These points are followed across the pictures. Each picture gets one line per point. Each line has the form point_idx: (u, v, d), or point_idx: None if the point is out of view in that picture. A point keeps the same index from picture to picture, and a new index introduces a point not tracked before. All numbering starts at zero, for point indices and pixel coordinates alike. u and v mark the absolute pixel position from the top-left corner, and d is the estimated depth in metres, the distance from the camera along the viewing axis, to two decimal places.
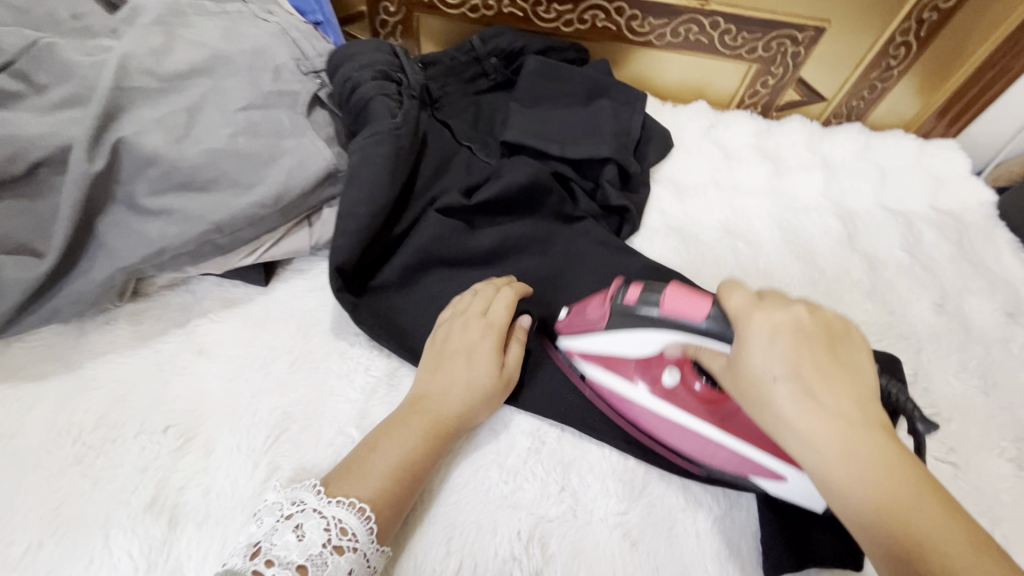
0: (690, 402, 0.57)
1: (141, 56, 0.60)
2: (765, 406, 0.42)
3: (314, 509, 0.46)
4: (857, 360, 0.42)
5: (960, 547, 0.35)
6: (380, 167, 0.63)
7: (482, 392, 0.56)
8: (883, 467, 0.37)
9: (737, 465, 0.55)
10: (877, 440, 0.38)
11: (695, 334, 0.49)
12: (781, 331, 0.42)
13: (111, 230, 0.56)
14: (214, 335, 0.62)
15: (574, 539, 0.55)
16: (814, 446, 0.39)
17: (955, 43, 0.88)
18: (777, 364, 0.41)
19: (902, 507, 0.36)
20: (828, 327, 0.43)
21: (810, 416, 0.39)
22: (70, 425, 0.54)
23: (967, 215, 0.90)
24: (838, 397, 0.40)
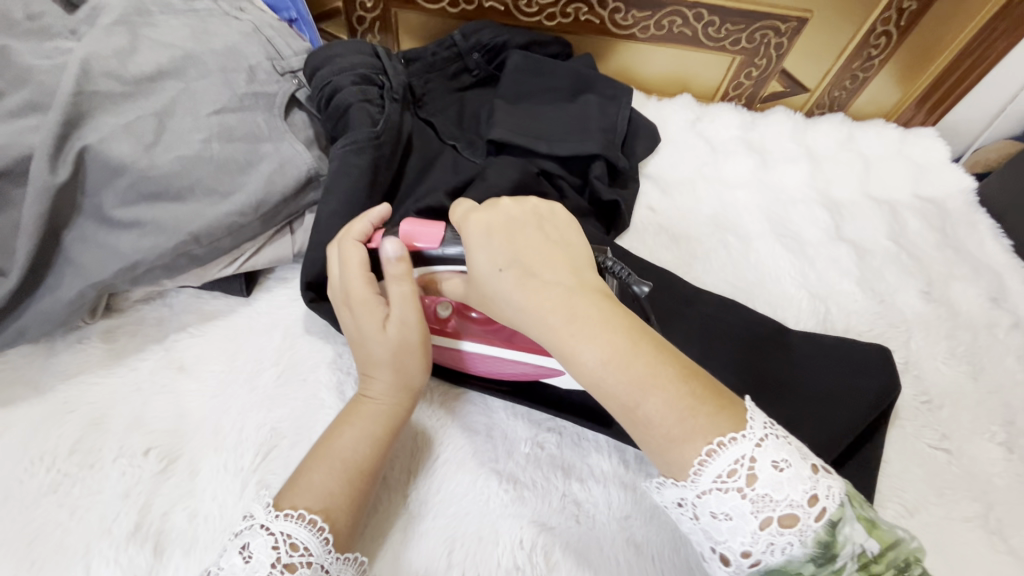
0: (475, 329, 0.58)
1: (104, 58, 0.56)
2: (494, 293, 0.45)
3: (261, 524, 0.43)
4: (554, 230, 0.49)
5: (673, 384, 0.39)
6: (360, 177, 0.60)
7: (393, 367, 0.51)
8: (607, 322, 0.41)
9: (527, 373, 0.58)
10: (598, 299, 0.43)
11: (445, 260, 0.54)
12: (492, 228, 0.47)
13: (79, 245, 0.53)
14: (194, 350, 0.59)
15: (579, 546, 0.53)
16: (545, 315, 0.42)
17: (934, 31, 0.89)
18: (501, 255, 0.45)
19: (622, 355, 0.40)
20: (536, 215, 0.49)
21: (540, 288, 0.43)
22: (42, 453, 0.51)
23: (949, 202, 0.91)
24: (557, 271, 0.44)
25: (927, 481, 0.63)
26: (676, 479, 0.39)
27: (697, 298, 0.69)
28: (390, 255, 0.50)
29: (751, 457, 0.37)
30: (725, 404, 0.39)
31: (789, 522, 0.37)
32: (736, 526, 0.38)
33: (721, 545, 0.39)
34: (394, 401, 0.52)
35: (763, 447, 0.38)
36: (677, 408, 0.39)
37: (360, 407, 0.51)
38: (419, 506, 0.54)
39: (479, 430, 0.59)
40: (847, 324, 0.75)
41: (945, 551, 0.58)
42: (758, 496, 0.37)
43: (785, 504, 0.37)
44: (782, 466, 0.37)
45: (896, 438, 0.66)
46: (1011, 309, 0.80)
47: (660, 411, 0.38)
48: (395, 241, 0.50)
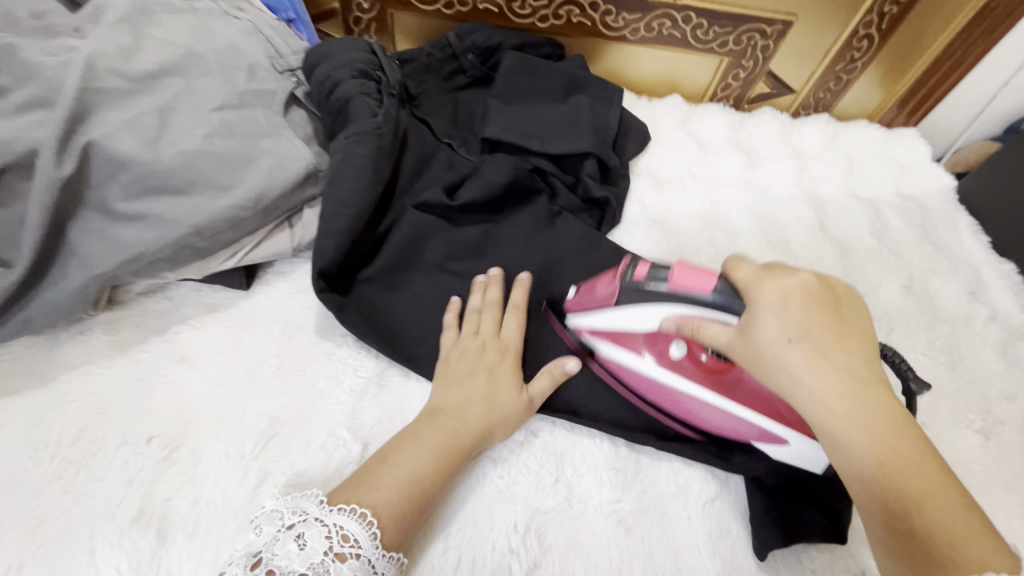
0: (693, 373, 0.58)
1: (107, 55, 0.58)
2: (777, 366, 0.44)
3: (315, 518, 0.46)
4: (857, 318, 0.45)
5: (961, 508, 0.38)
6: (363, 167, 0.62)
7: (496, 419, 0.56)
8: (893, 428, 0.40)
9: (744, 432, 0.58)
10: (885, 402, 0.41)
11: (702, 307, 0.50)
12: (791, 299, 0.44)
13: (82, 237, 0.54)
14: (195, 342, 0.60)
15: (570, 529, 0.55)
16: (831, 402, 0.42)
17: (914, 34, 0.92)
18: (791, 327, 0.43)
19: (894, 461, 0.40)
20: (835, 295, 0.45)
21: (825, 374, 0.42)
22: (47, 440, 0.52)
23: (929, 200, 0.94)
24: (848, 356, 0.43)
25: None
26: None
27: None
28: (571, 369, 0.60)
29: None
30: (1001, 542, 0.37)
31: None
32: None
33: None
34: (474, 433, 0.54)
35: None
36: (957, 527, 0.38)
37: (440, 419, 0.54)
38: None
39: None
40: None
41: None
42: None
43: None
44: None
45: None
46: (988, 303, 0.83)
47: (939, 523, 0.38)
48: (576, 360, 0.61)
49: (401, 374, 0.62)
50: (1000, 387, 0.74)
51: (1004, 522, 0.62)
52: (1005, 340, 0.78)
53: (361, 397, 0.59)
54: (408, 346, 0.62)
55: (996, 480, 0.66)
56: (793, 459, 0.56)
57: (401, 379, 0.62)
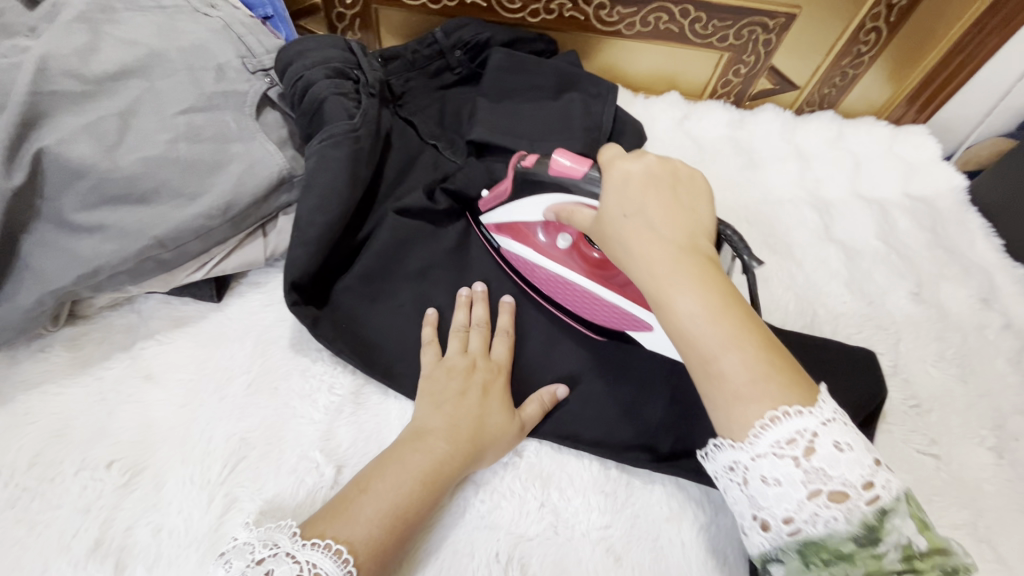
0: (582, 264, 0.60)
1: (64, 56, 0.54)
2: (614, 237, 0.46)
3: (286, 553, 0.42)
4: (690, 196, 0.47)
5: (757, 349, 0.39)
6: (337, 172, 0.59)
7: (484, 440, 0.52)
8: (708, 282, 0.41)
9: (616, 320, 0.60)
10: (701, 262, 0.42)
11: (573, 193, 0.53)
12: (631, 178, 0.47)
13: (37, 250, 0.51)
14: (162, 358, 0.57)
15: (555, 558, 0.52)
16: (651, 263, 0.42)
17: (924, 27, 0.87)
18: (629, 204, 0.46)
19: (708, 311, 0.40)
20: (675, 176, 0.48)
21: (655, 240, 0.43)
22: (1, 466, 0.50)
23: (939, 201, 0.90)
24: (675, 228, 0.44)
25: (914, 487, 0.61)
26: (735, 441, 0.39)
27: None
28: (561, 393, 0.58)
29: (814, 431, 0.37)
30: (799, 384, 0.38)
31: (838, 498, 0.36)
32: (783, 494, 0.37)
33: (763, 512, 0.38)
34: (459, 458, 0.50)
35: (829, 429, 0.37)
36: (755, 368, 0.38)
37: (423, 442, 0.50)
38: None
39: None
40: (835, 326, 0.74)
41: None
42: (811, 467, 0.37)
43: (839, 480, 0.36)
44: (841, 447, 0.37)
45: (883, 443, 0.64)
46: (1001, 310, 0.79)
47: (739, 370, 0.38)
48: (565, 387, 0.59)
49: (379, 391, 0.59)
50: (1014, 400, 0.70)
51: (1020, 548, 0.59)
52: (1019, 351, 0.74)
53: (336, 416, 0.56)
54: (387, 362, 0.59)
55: (1011, 502, 0.62)
56: (661, 348, 0.58)
57: (379, 396, 0.58)
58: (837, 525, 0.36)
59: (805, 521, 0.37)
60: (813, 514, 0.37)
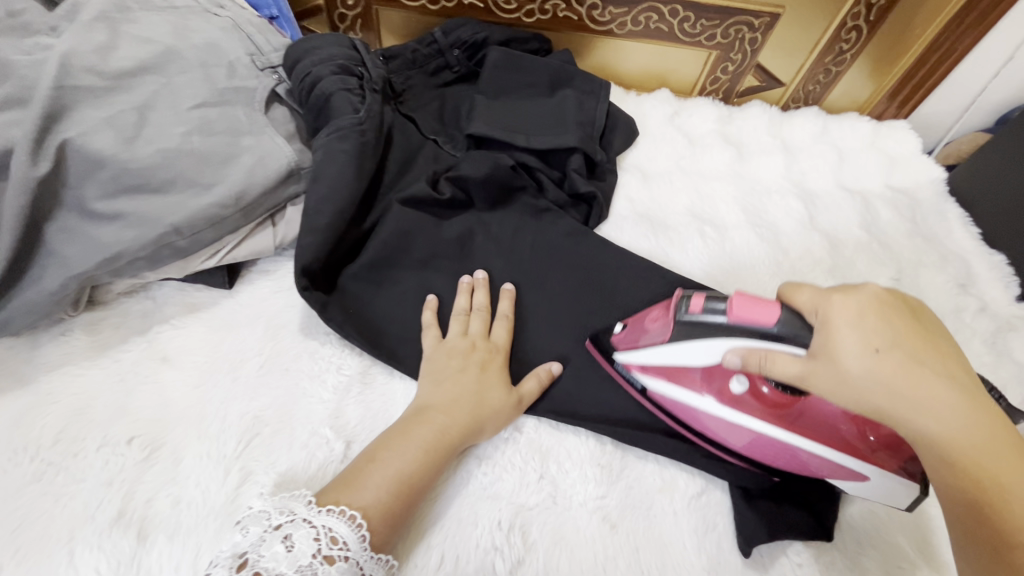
0: (763, 412, 0.54)
1: (84, 53, 0.57)
2: (864, 386, 0.42)
3: (303, 518, 0.44)
4: (929, 323, 0.44)
5: None
6: (344, 164, 0.62)
7: (484, 413, 0.55)
8: (994, 441, 0.39)
9: (821, 469, 0.54)
10: (984, 425, 0.40)
11: (768, 336, 0.47)
12: (866, 307, 0.43)
13: (60, 237, 0.54)
14: (177, 341, 0.60)
15: (555, 525, 0.55)
16: (963, 429, 0.40)
17: (903, 26, 0.91)
18: (877, 337, 0.41)
19: (972, 440, 0.39)
20: (905, 300, 0.44)
21: (933, 386, 0.40)
22: (27, 442, 0.52)
23: (919, 192, 0.94)
24: (939, 366, 0.41)
25: None
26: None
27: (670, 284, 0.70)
28: (556, 368, 0.61)
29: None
30: None
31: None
32: None
33: None
34: (463, 433, 0.53)
35: None
36: None
37: (427, 417, 0.53)
38: None
39: None
40: None
41: None
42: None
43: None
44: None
45: None
46: (977, 295, 0.82)
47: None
48: (559, 364, 0.62)
49: (385, 371, 0.62)
50: (988, 378, 0.74)
51: None
52: (994, 333, 0.78)
53: (345, 395, 0.59)
54: (392, 343, 0.62)
55: None
56: (868, 492, 0.54)
57: (385, 376, 0.61)
58: None
59: None
60: None
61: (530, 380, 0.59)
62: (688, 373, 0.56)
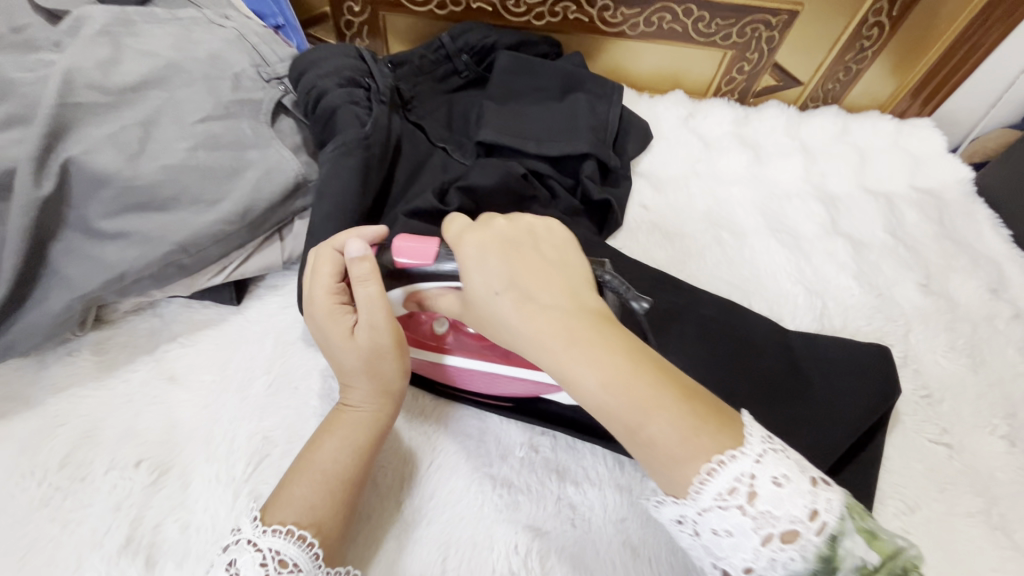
0: (472, 344, 0.57)
1: (87, 69, 0.56)
2: (494, 317, 0.44)
3: (249, 540, 0.43)
4: (547, 247, 0.48)
5: (672, 406, 0.39)
6: (351, 178, 0.60)
7: (374, 370, 0.50)
8: (610, 346, 0.41)
9: (529, 389, 0.57)
10: (599, 324, 0.42)
11: (438, 277, 0.50)
12: (487, 245, 0.46)
13: (65, 257, 0.53)
14: (185, 360, 0.59)
15: (573, 550, 0.53)
16: (544, 337, 0.42)
17: (927, 20, 0.88)
18: (497, 278, 0.44)
19: (595, 350, 0.41)
20: (527, 233, 0.48)
21: (538, 312, 0.42)
22: (34, 466, 0.51)
23: (946, 192, 0.90)
24: (554, 293, 0.44)
25: (928, 477, 0.62)
26: (677, 497, 0.39)
27: (688, 295, 0.67)
28: (353, 255, 0.48)
29: (752, 474, 0.37)
30: (726, 424, 0.39)
31: (790, 538, 0.36)
32: (736, 543, 0.37)
33: (723, 562, 0.38)
34: (376, 407, 0.51)
35: (765, 466, 0.37)
36: (682, 428, 0.38)
37: (342, 414, 0.51)
38: (411, 511, 0.54)
39: (472, 434, 0.59)
40: (845, 319, 0.74)
41: (943, 543, 0.57)
42: (758, 512, 0.36)
43: (786, 520, 0.36)
44: (782, 481, 0.37)
45: (897, 432, 0.65)
46: (1010, 300, 0.79)
47: (665, 433, 0.38)
48: (356, 241, 0.49)
49: None
50: None
51: None
52: None
53: None
54: None
55: None
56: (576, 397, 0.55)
57: None
58: (795, 565, 0.36)
59: (763, 568, 0.36)
60: (771, 560, 0.36)
61: (370, 290, 0.48)
62: (409, 329, 0.60)
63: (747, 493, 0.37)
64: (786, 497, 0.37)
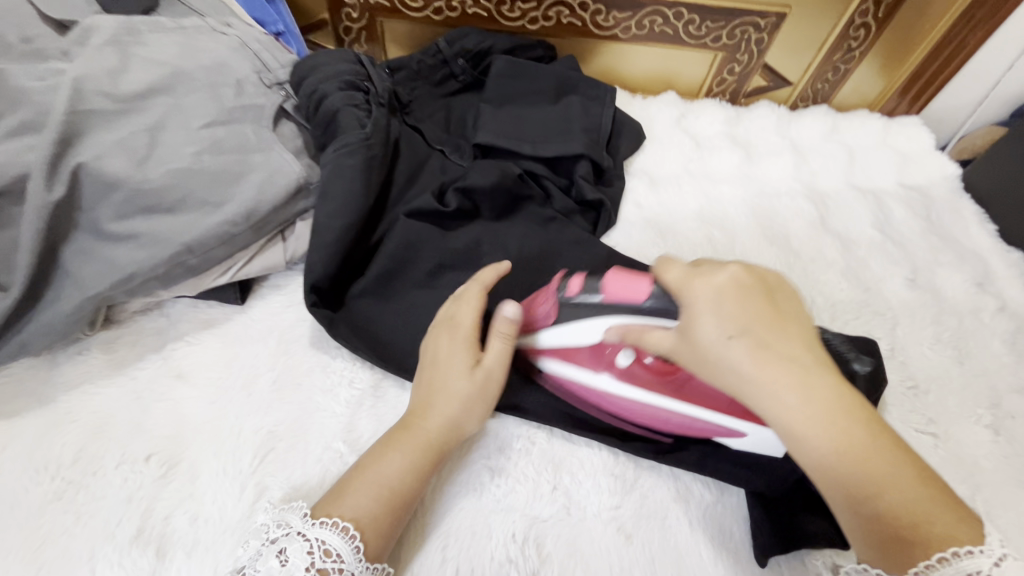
0: (645, 378, 0.56)
1: (95, 77, 0.58)
2: (723, 366, 0.43)
3: (297, 531, 0.46)
4: (785, 300, 0.45)
5: (910, 485, 0.39)
6: (352, 179, 0.62)
7: (462, 408, 0.53)
8: (853, 416, 0.40)
9: (709, 431, 0.57)
10: (840, 387, 0.41)
11: (639, 315, 0.51)
12: (722, 288, 0.44)
13: (76, 259, 0.55)
14: (192, 358, 0.60)
15: (569, 536, 0.55)
16: (776, 390, 0.41)
17: (913, 20, 0.90)
18: (730, 322, 0.42)
19: (825, 422, 0.40)
20: (763, 280, 0.45)
21: (816, 377, 0.41)
22: (47, 461, 0.53)
23: (933, 189, 0.92)
24: (794, 345, 0.42)
25: None
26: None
27: None
28: (510, 315, 0.56)
29: (990, 574, 0.36)
30: (964, 518, 0.39)
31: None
32: None
33: None
34: (443, 437, 0.53)
35: (1001, 568, 0.36)
36: (914, 502, 0.39)
37: (411, 427, 0.53)
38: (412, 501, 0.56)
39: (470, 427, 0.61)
40: (833, 313, 0.76)
41: None
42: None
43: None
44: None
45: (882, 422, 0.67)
46: (996, 293, 0.81)
47: (902, 505, 0.39)
48: (514, 305, 0.56)
49: (397, 385, 0.62)
50: (1010, 379, 0.72)
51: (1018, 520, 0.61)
52: (1014, 332, 0.76)
53: (358, 407, 0.59)
54: (400, 355, 0.61)
55: (1007, 476, 0.64)
56: (755, 449, 0.56)
57: (397, 388, 0.61)
58: None
59: None
60: None
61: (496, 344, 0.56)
62: (588, 355, 0.58)
63: None
64: None
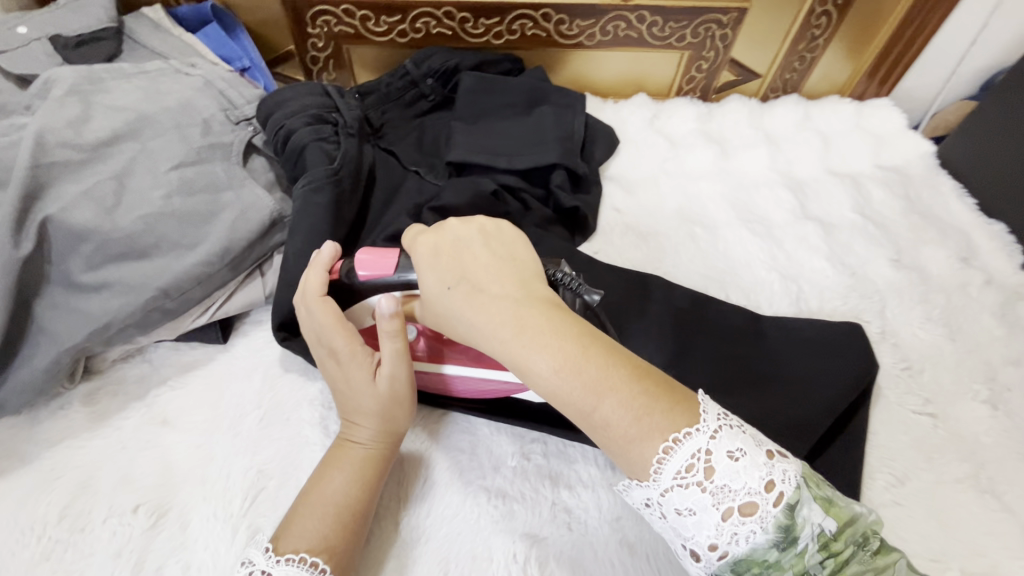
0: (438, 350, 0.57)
1: (57, 128, 0.58)
2: (449, 315, 0.45)
3: (263, 571, 0.44)
4: (502, 244, 0.48)
5: (624, 386, 0.39)
6: (325, 210, 0.62)
7: (383, 416, 0.52)
8: (558, 332, 0.41)
9: (503, 389, 0.58)
10: (551, 313, 0.42)
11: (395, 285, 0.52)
12: (439, 250, 0.47)
13: (49, 312, 0.54)
14: (176, 403, 0.59)
15: (573, 554, 0.53)
16: (494, 330, 0.42)
17: (872, 4, 0.91)
18: (448, 276, 0.45)
19: (529, 345, 0.40)
20: (481, 232, 0.48)
21: (532, 313, 0.42)
22: (32, 522, 0.52)
23: (911, 168, 0.93)
24: (501, 283, 0.44)
25: (915, 448, 0.63)
26: (641, 480, 0.38)
27: (665, 294, 0.68)
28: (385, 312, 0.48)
29: (707, 450, 0.37)
30: (679, 401, 0.39)
31: (749, 510, 0.36)
32: (699, 521, 0.37)
33: (690, 542, 0.38)
34: (381, 446, 0.52)
35: (717, 439, 0.37)
36: (632, 407, 0.38)
37: (343, 445, 0.52)
38: (413, 531, 0.55)
39: (463, 448, 0.60)
40: (820, 301, 0.76)
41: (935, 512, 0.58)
42: (716, 488, 0.37)
43: (742, 493, 0.36)
44: (736, 456, 0.37)
45: (881, 407, 0.66)
46: (981, 267, 0.81)
47: (617, 414, 0.38)
48: (387, 298, 0.49)
49: None
50: (1003, 352, 0.72)
51: None
52: (1003, 304, 0.76)
53: None
54: None
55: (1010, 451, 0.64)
56: None
57: None
58: (757, 537, 0.36)
59: (728, 543, 0.36)
60: (733, 533, 0.36)
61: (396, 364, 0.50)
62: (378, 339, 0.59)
63: (705, 468, 0.37)
64: (742, 470, 0.37)
